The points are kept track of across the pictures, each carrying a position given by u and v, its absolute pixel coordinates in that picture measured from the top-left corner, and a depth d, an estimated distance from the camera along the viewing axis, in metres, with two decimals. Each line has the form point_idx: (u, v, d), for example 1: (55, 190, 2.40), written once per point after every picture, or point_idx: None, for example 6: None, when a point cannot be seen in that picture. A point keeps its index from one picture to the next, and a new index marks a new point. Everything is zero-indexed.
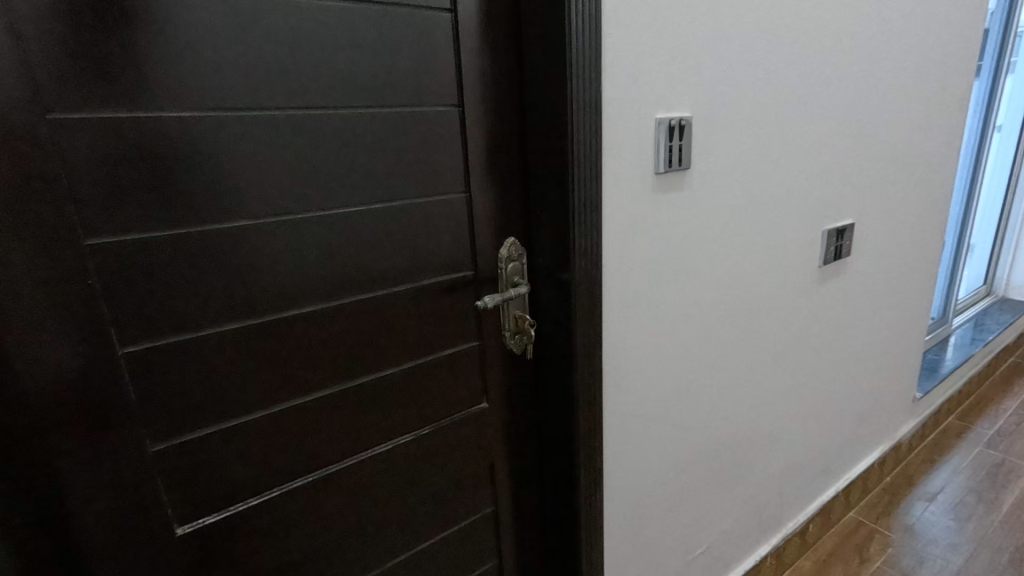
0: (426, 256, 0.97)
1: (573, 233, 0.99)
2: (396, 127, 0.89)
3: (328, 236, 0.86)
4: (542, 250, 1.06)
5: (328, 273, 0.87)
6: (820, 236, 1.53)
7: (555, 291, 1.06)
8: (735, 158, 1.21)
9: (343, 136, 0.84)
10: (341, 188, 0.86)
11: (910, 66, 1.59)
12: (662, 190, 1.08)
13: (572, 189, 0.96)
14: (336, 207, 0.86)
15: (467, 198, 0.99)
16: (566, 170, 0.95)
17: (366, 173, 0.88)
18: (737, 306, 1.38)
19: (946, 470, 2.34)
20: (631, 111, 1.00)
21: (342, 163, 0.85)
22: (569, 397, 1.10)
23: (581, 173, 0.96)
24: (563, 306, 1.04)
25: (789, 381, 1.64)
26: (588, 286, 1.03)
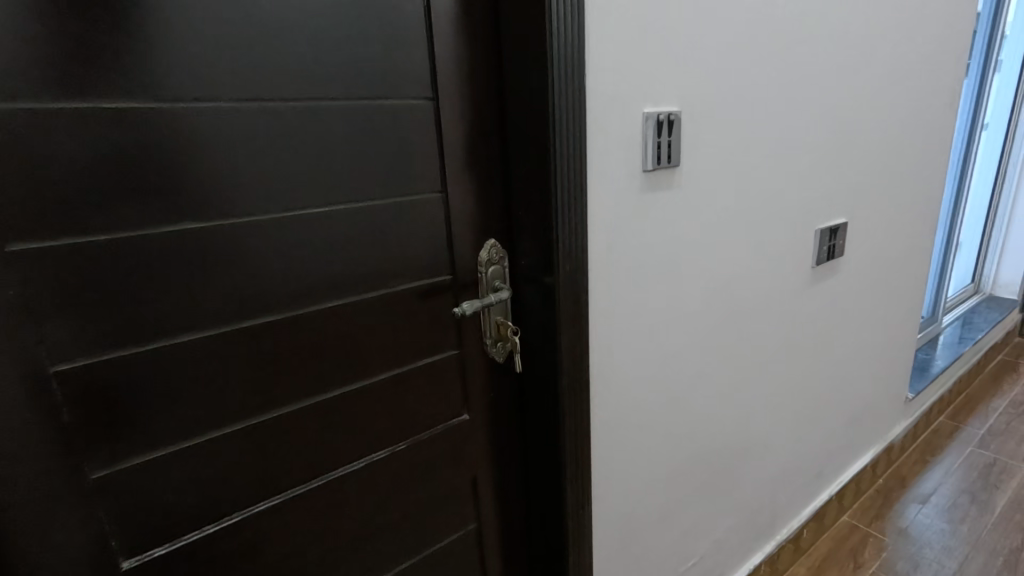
0: (401, 260, 0.90)
1: (558, 235, 0.93)
2: (367, 122, 0.82)
3: (293, 240, 0.79)
4: (524, 253, 1.00)
5: (293, 280, 0.80)
6: (813, 236, 1.49)
7: (538, 296, 1.00)
8: (726, 156, 1.16)
9: (307, 131, 0.77)
10: (306, 188, 0.79)
11: (901, 62, 1.56)
12: (650, 188, 1.03)
13: (557, 188, 0.90)
14: (302, 208, 0.79)
15: (444, 198, 0.93)
16: (550, 168, 0.89)
17: (334, 171, 0.81)
18: (728, 309, 1.33)
19: (939, 471, 2.33)
20: (618, 105, 0.94)
21: (307, 160, 0.78)
22: (555, 408, 1.04)
23: (567, 171, 0.90)
24: (547, 312, 0.99)
25: (782, 384, 1.60)
26: (574, 291, 0.97)
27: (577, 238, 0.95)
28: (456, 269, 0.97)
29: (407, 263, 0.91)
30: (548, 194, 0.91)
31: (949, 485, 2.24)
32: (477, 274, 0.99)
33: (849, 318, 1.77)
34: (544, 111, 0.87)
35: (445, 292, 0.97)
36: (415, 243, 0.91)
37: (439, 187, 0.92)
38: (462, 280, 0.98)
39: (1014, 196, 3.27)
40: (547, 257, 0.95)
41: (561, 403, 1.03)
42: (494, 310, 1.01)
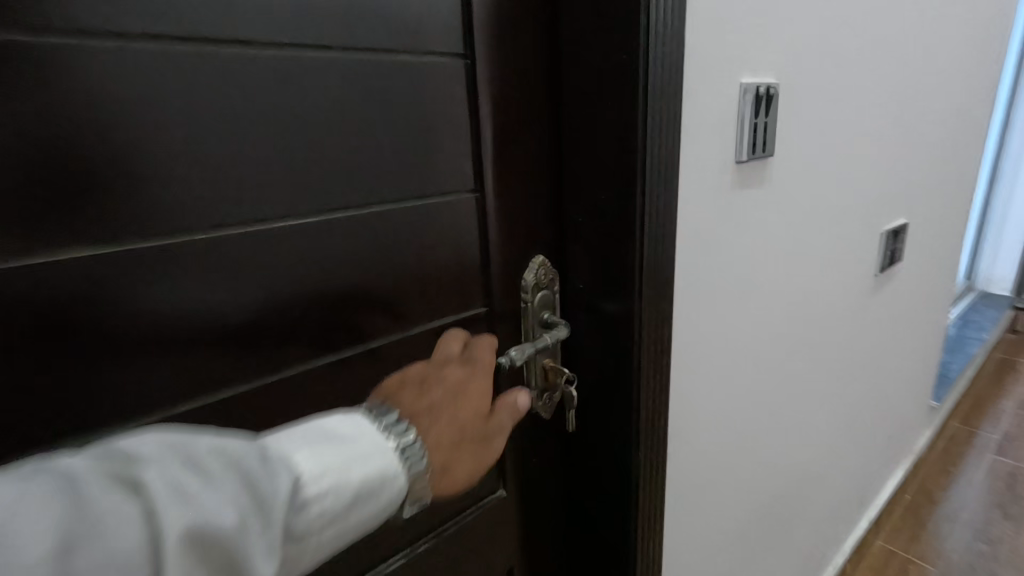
0: (422, 291, 0.62)
1: (647, 253, 0.66)
2: (376, 86, 0.54)
3: (263, 271, 0.49)
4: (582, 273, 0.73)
5: (264, 333, 0.51)
6: (878, 240, 1.28)
7: (604, 331, 0.73)
8: (812, 143, 0.93)
9: (285, 96, 0.48)
10: (284, 188, 0.49)
11: (964, 39, 1.37)
12: (742, 185, 0.77)
13: (648, 187, 0.63)
14: (277, 220, 0.49)
15: (480, 201, 0.66)
16: (637, 159, 0.63)
17: (328, 162, 0.51)
18: (801, 330, 1.10)
19: (964, 482, 2.20)
20: (717, 71, 0.68)
21: (285, 143, 0.49)
22: (627, 481, 0.77)
23: (659, 163, 0.64)
24: (619, 354, 0.72)
25: (840, 409, 1.39)
26: (657, 326, 0.71)
27: (666, 256, 0.68)
28: (492, 299, 0.70)
29: (428, 294, 0.63)
30: (633, 195, 0.64)
31: (978, 498, 2.11)
32: (519, 303, 0.73)
33: (897, 328, 1.59)
34: (630, 77, 0.61)
35: (478, 330, 0.70)
36: (440, 265, 0.64)
37: (474, 185, 0.65)
38: (500, 313, 0.71)
39: (1007, 189, 3.22)
40: (625, 283, 0.68)
41: (634, 474, 0.76)
42: (543, 352, 0.74)
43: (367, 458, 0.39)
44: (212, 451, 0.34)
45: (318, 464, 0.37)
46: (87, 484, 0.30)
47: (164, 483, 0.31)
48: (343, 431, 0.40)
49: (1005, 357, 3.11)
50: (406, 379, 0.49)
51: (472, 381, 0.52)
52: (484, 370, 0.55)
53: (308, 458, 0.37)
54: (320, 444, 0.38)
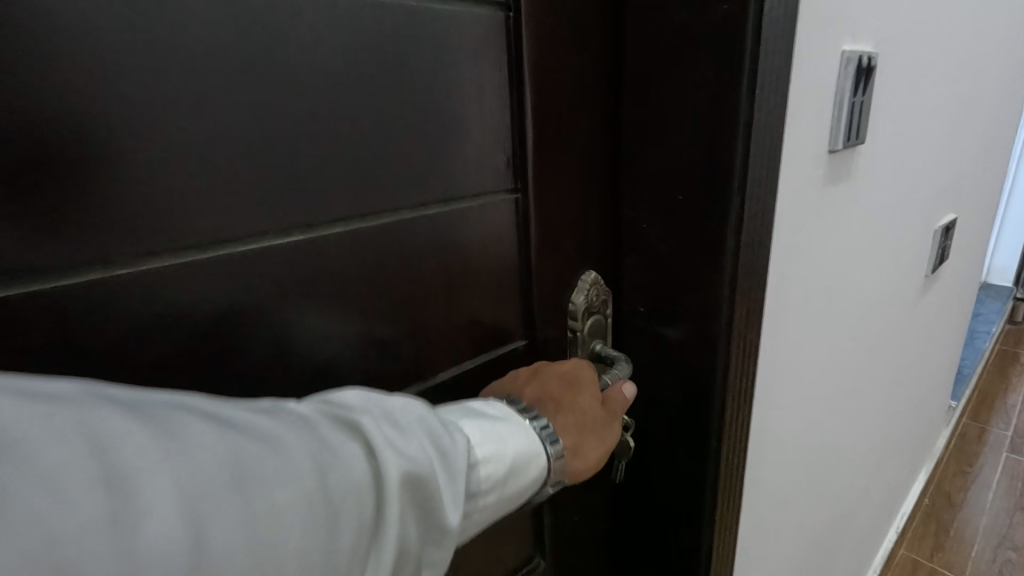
0: (445, 322, 0.48)
1: (740, 280, 0.50)
2: (390, 49, 0.38)
3: (231, 311, 0.35)
4: (645, 293, 0.57)
5: (231, 394, 0.37)
6: (932, 237, 1.15)
7: (673, 366, 0.58)
8: (896, 127, 0.78)
9: (260, 59, 0.33)
10: (259, 194, 0.34)
11: None
12: (832, 180, 0.62)
13: (750, 196, 0.47)
14: (248, 239, 0.35)
15: (522, 204, 0.50)
16: (739, 159, 0.46)
17: (321, 156, 0.37)
18: (864, 342, 0.96)
19: (983, 484, 2.12)
20: (823, 34, 0.53)
21: (260, 130, 0.34)
22: (694, 546, 0.62)
23: (763, 164, 0.47)
24: (690, 394, 0.57)
25: (885, 422, 1.26)
26: (744, 369, 0.56)
27: (760, 281, 0.53)
28: (534, 329, 0.55)
29: (454, 327, 0.49)
30: (727, 200, 0.48)
31: (999, 502, 2.03)
32: (564, 331, 0.57)
33: (935, 329, 1.47)
34: (734, 46, 0.44)
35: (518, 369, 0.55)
36: (470, 289, 0.49)
37: (516, 185, 0.50)
38: (543, 345, 0.56)
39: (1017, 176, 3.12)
40: (708, 315, 0.53)
41: (705, 549, 0.61)
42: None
43: (520, 431, 0.39)
44: (404, 406, 0.32)
45: (486, 433, 0.36)
46: (317, 425, 0.28)
47: (382, 430, 0.29)
48: (492, 412, 0.39)
49: (1013, 349, 3.04)
50: (517, 374, 0.48)
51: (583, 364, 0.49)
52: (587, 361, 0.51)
53: (472, 429, 0.36)
54: (478, 416, 0.37)
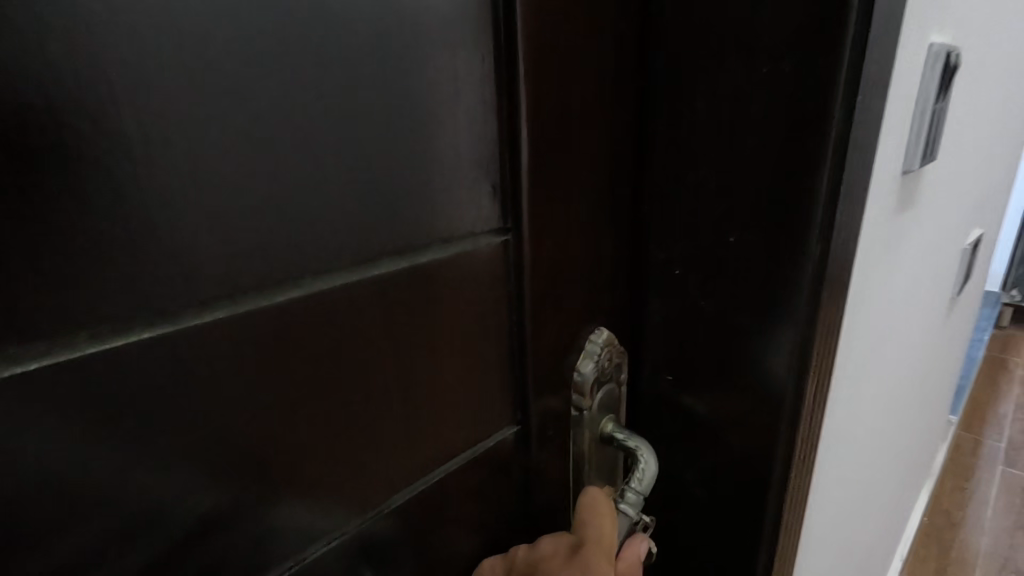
0: (404, 419, 0.34)
1: (812, 356, 0.37)
2: (301, 29, 0.25)
3: (24, 460, 0.21)
4: (675, 358, 0.44)
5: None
6: (963, 256, 1.03)
7: (711, 453, 0.44)
8: (962, 134, 0.64)
9: (57, 36, 0.19)
10: (75, 265, 0.21)
11: None
12: (903, 206, 0.49)
13: (834, 245, 0.34)
14: (63, 342, 0.21)
15: (515, 253, 0.37)
16: (821, 200, 0.33)
17: (188, 199, 0.23)
18: (907, 381, 0.84)
19: (982, 502, 2.04)
20: (920, 17, 0.39)
21: (67, 160, 0.20)
22: None
23: (852, 201, 0.34)
24: (735, 490, 0.44)
25: (911, 455, 1.15)
26: (806, 461, 0.43)
27: (833, 353, 0.40)
28: (529, 412, 0.41)
29: (417, 424, 0.35)
30: (800, 250, 0.35)
31: (1000, 522, 1.95)
32: (567, 408, 0.43)
33: (954, 349, 1.35)
34: (829, 34, 0.30)
35: (506, 462, 0.41)
36: (438, 370, 0.35)
37: (505, 226, 0.36)
38: (541, 431, 0.42)
39: None
40: (767, 397, 0.40)
41: None
42: (597, 476, 0.47)
43: None
44: None
45: None
46: None
47: None
48: None
49: (1001, 355, 2.97)
50: None
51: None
52: (599, 553, 0.38)
53: None
54: None
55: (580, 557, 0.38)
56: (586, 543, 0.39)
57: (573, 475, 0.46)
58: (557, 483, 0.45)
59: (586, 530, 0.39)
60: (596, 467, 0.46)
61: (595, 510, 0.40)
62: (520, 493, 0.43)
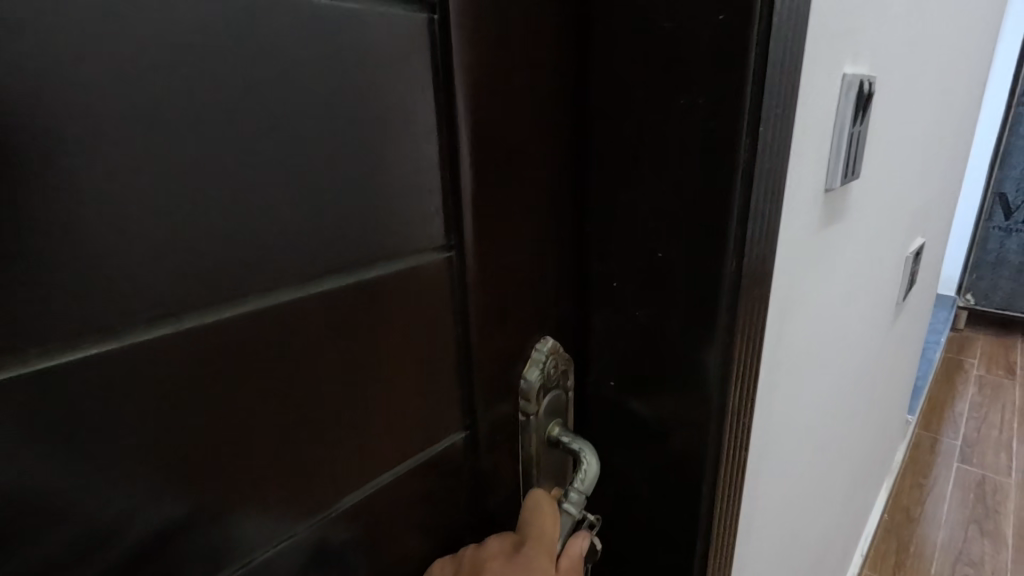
0: (352, 426, 0.36)
1: (734, 360, 0.40)
2: (246, 65, 0.27)
3: None
4: (616, 364, 0.47)
5: None
6: (905, 263, 1.09)
7: (650, 453, 0.47)
8: (889, 153, 0.69)
9: (12, 74, 0.21)
10: (28, 287, 0.23)
11: (997, 21, 1.17)
12: (827, 220, 0.53)
13: (747, 260, 0.38)
14: (14, 357, 0.23)
15: (460, 268, 0.39)
16: (733, 219, 0.36)
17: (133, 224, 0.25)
18: (851, 381, 0.88)
19: (939, 497, 2.13)
20: (829, 52, 0.43)
21: (20, 189, 0.22)
22: None
23: (762, 220, 0.38)
24: (672, 487, 0.47)
25: (863, 453, 1.21)
26: (736, 459, 0.46)
27: (756, 358, 0.43)
28: (478, 417, 0.43)
29: (364, 430, 0.37)
30: (718, 263, 0.38)
31: (955, 516, 2.04)
32: (516, 414, 0.46)
33: (903, 351, 1.42)
34: (734, 72, 0.34)
35: (456, 466, 0.43)
36: (386, 380, 0.37)
37: (448, 243, 0.38)
38: (490, 435, 0.44)
39: None
40: (698, 400, 0.43)
41: None
42: (547, 478, 0.49)
43: None
44: None
45: None
46: None
47: None
48: None
49: (958, 356, 3.10)
50: None
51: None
52: (538, 551, 0.41)
53: None
54: None
55: (521, 554, 0.41)
56: (526, 542, 0.42)
57: (522, 477, 0.48)
58: (507, 484, 0.47)
59: (527, 531, 0.42)
60: (546, 471, 0.49)
61: (537, 512, 0.43)
62: (470, 495, 0.45)
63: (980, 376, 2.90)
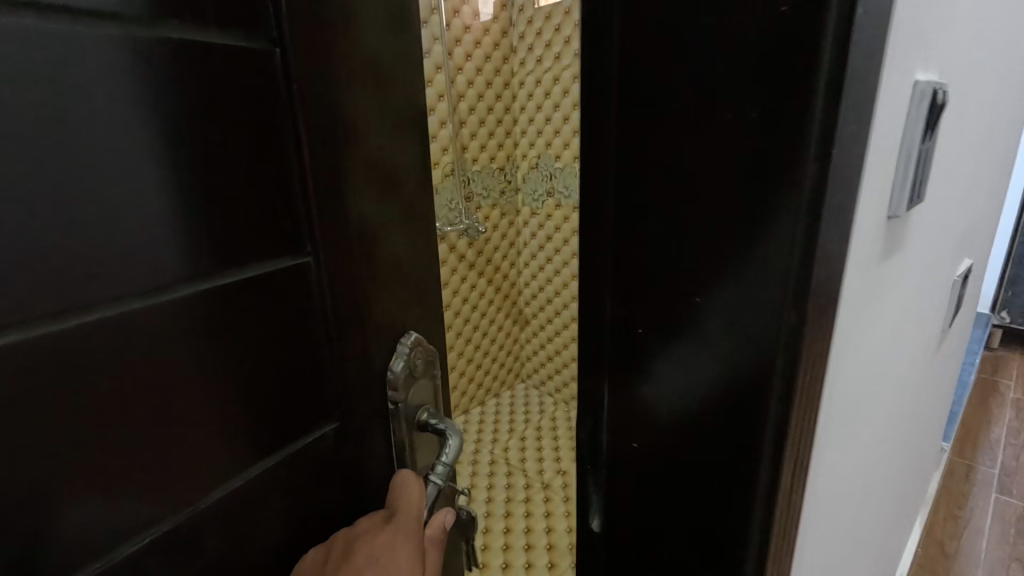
0: (227, 415, 0.40)
1: (792, 429, 0.33)
2: (105, 84, 0.31)
3: None
4: (642, 421, 0.40)
5: None
6: (952, 287, 1.00)
7: (685, 530, 0.39)
8: (948, 171, 0.62)
9: None
10: None
11: None
12: (889, 251, 0.46)
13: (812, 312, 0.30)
14: None
15: (315, 273, 0.44)
16: (797, 259, 0.29)
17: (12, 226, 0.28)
18: (896, 420, 0.80)
19: (977, 531, 1.99)
20: (905, 59, 0.36)
21: None
22: None
23: (831, 260, 0.30)
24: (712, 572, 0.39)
25: (902, 491, 1.11)
26: (787, 539, 0.38)
27: (813, 424, 0.36)
28: (341, 405, 0.48)
29: (232, 423, 0.40)
30: (776, 308, 0.31)
31: (995, 553, 1.90)
32: (386, 403, 0.53)
33: (942, 378, 1.32)
34: (807, 79, 0.26)
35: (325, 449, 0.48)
36: (252, 375, 0.41)
37: (305, 251, 0.43)
38: (361, 422, 0.51)
39: None
40: (737, 478, 0.35)
41: None
42: (422, 455, 0.58)
43: None
44: None
45: None
46: None
47: None
48: None
49: (992, 377, 2.94)
50: (329, 554, 0.47)
51: (397, 542, 0.49)
52: (406, 516, 0.51)
53: None
54: None
55: (390, 522, 0.50)
56: (396, 512, 0.51)
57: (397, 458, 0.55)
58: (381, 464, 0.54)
59: (396, 503, 0.52)
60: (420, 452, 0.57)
61: (405, 482, 0.53)
62: (330, 474, 0.49)
63: (1018, 401, 2.74)
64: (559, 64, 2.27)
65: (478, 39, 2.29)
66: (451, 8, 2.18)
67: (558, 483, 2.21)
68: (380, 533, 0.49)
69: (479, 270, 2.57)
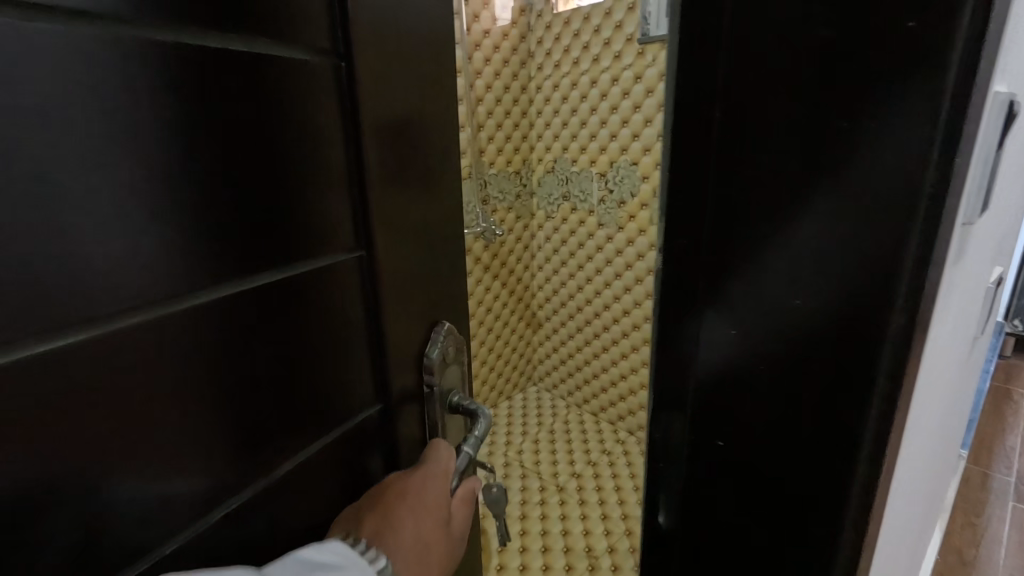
0: (287, 410, 0.40)
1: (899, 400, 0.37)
2: (185, 85, 0.30)
3: None
4: (742, 395, 0.44)
5: None
6: (987, 293, 1.01)
7: (781, 491, 0.43)
8: (1006, 177, 0.63)
9: None
10: None
11: None
12: (964, 253, 0.48)
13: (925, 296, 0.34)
14: None
15: (365, 269, 0.44)
16: (912, 246, 0.33)
17: (84, 220, 0.27)
18: (939, 420, 0.81)
19: (995, 539, 1.99)
20: (999, 71, 0.38)
21: None
22: None
23: (942, 250, 0.34)
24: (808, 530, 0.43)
25: (932, 494, 1.12)
26: (880, 504, 0.42)
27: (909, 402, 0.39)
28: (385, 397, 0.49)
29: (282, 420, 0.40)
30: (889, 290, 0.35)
31: (1013, 562, 1.90)
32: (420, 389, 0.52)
33: (970, 384, 1.33)
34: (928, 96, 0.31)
35: (369, 441, 0.48)
36: (304, 371, 0.41)
37: (356, 248, 0.43)
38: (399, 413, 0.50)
39: None
40: (838, 443, 0.39)
41: None
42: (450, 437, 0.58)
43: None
44: None
45: None
46: None
47: None
48: (328, 558, 0.38)
49: (1007, 385, 2.94)
50: (361, 502, 0.45)
51: (428, 487, 0.47)
52: (437, 469, 0.50)
53: None
54: None
55: (421, 470, 0.49)
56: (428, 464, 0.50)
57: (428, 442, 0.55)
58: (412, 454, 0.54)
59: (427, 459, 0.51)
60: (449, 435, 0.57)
61: (436, 445, 0.52)
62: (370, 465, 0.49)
63: None
64: (577, 69, 2.28)
65: (497, 43, 2.32)
66: (471, 12, 2.19)
67: (574, 486, 2.22)
68: (410, 477, 0.48)
69: (495, 273, 2.59)
